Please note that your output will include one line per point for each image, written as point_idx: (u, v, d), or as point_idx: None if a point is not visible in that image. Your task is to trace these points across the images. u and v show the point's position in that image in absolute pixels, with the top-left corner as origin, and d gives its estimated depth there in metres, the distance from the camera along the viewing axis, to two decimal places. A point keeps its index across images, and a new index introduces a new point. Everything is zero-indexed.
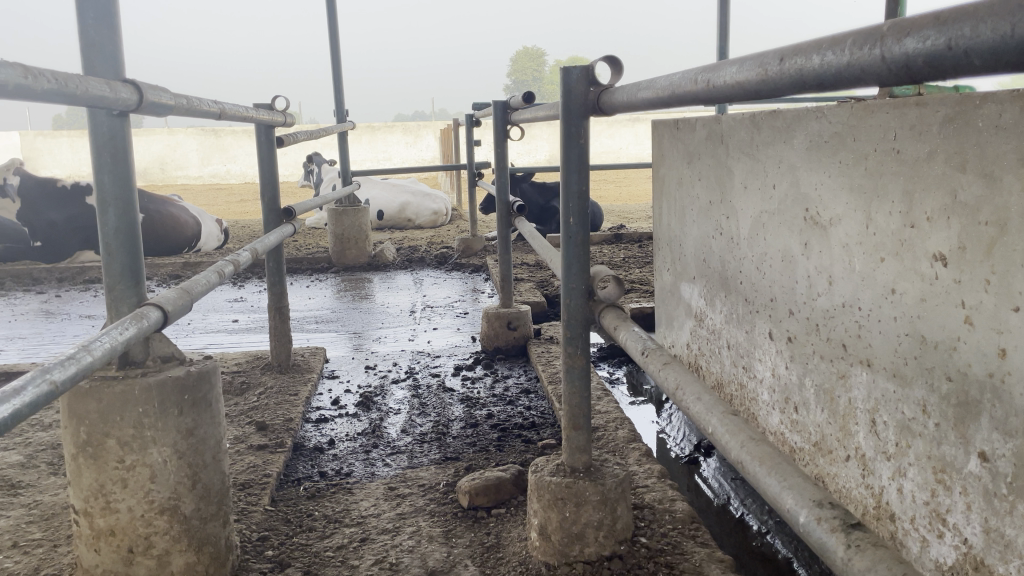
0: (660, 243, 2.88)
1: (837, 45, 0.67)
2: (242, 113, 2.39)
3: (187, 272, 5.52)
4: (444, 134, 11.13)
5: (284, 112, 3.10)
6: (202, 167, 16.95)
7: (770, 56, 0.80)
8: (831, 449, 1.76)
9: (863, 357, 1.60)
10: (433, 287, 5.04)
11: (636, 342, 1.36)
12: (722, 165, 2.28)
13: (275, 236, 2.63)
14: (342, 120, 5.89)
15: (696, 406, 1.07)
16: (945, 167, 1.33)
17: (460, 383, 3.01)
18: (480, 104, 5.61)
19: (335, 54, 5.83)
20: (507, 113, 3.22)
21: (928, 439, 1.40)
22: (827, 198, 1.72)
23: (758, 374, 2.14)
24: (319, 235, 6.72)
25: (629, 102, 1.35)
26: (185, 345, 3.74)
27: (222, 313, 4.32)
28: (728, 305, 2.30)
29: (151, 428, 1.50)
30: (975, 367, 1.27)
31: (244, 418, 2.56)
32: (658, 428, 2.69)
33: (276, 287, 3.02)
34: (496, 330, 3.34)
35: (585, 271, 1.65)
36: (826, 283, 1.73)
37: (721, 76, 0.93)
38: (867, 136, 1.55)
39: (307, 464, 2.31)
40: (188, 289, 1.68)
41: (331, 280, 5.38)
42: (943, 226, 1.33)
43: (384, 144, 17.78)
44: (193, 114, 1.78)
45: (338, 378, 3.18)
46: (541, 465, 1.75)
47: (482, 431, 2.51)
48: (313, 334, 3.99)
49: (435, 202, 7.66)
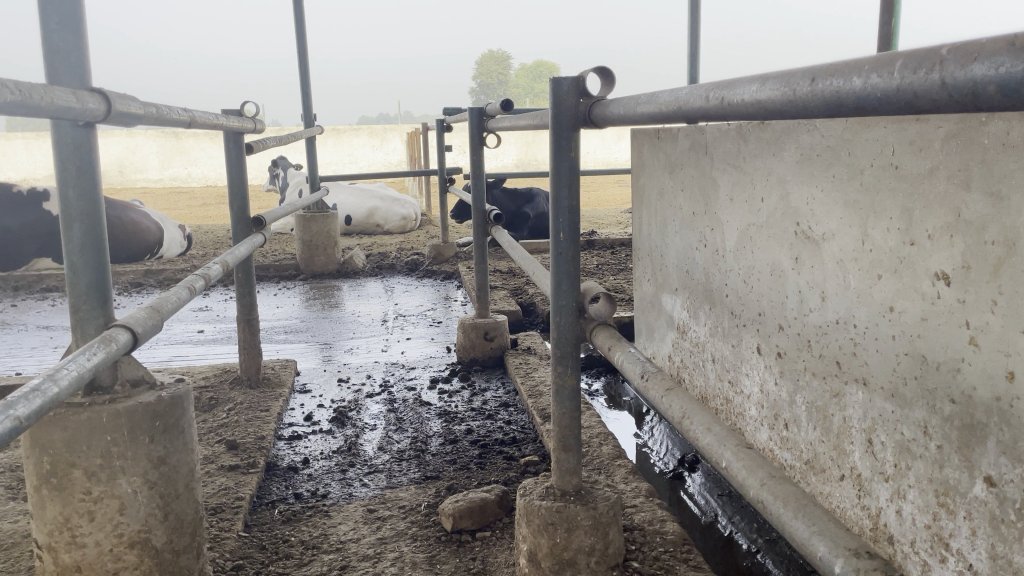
0: (640, 254, 2.84)
1: (883, 67, 0.63)
2: (212, 120, 2.30)
3: (149, 280, 5.36)
4: (411, 138, 11.03)
5: (253, 117, 3.00)
6: (162, 170, 16.63)
7: (799, 75, 0.75)
8: (824, 468, 1.74)
9: (859, 376, 1.57)
10: (404, 295, 4.96)
11: (634, 366, 1.31)
12: (706, 176, 2.25)
13: (246, 247, 2.54)
14: (310, 124, 5.78)
15: (706, 438, 1.02)
16: (947, 185, 1.30)
17: (437, 397, 2.94)
18: (450, 109, 5.54)
19: (302, 58, 5.72)
20: (483, 121, 3.16)
21: (930, 462, 1.37)
22: (819, 213, 1.69)
23: (745, 389, 2.11)
24: (285, 241, 6.59)
25: (627, 116, 1.30)
26: (149, 357, 3.61)
27: (187, 324, 4.20)
28: (713, 317, 2.26)
29: (120, 458, 1.41)
30: (981, 390, 1.24)
31: (214, 436, 2.47)
32: (640, 441, 2.65)
33: (245, 298, 2.92)
34: (472, 341, 3.27)
35: (575, 288, 1.60)
36: (819, 299, 1.70)
37: (739, 94, 0.88)
38: (863, 151, 1.52)
39: (281, 485, 2.23)
40: (158, 307, 1.59)
41: (299, 288, 5.27)
42: (946, 245, 1.30)
43: (350, 147, 17.61)
44: (162, 123, 1.69)
45: (310, 392, 3.09)
46: (530, 488, 1.69)
47: (462, 448, 2.44)
48: (283, 345, 3.89)
49: (404, 207, 7.57)
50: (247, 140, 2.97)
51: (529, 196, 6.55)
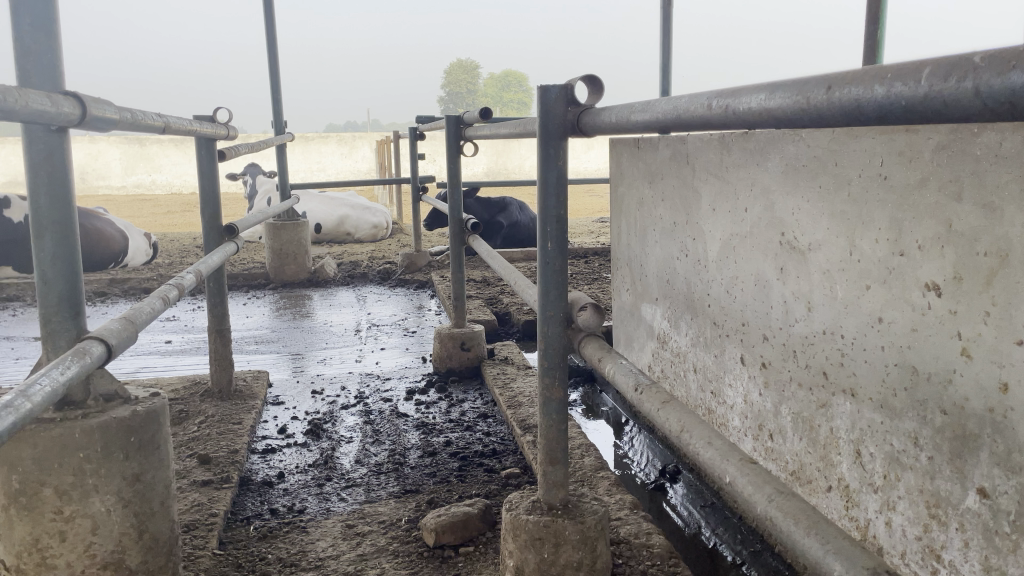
0: (619, 263, 2.83)
1: (907, 75, 0.61)
2: (185, 126, 2.24)
3: (114, 289, 5.24)
4: (380, 146, 10.98)
5: (226, 123, 2.94)
6: (125, 177, 16.36)
7: (813, 83, 0.74)
8: (810, 479, 1.74)
9: (847, 387, 1.57)
10: (376, 305, 4.90)
11: (626, 378, 1.29)
12: (687, 186, 2.24)
13: (218, 255, 2.48)
14: (280, 131, 5.70)
15: (707, 452, 1.00)
16: (938, 195, 1.30)
17: (414, 408, 2.90)
18: (424, 117, 5.51)
19: (272, 64, 5.64)
20: (460, 129, 3.13)
21: (921, 473, 1.37)
22: (804, 223, 1.69)
23: (728, 399, 2.10)
24: (254, 249, 6.50)
25: (619, 125, 1.28)
26: (115, 369, 3.52)
27: (154, 334, 4.10)
28: (695, 327, 2.25)
29: (93, 476, 1.36)
30: (973, 401, 1.24)
31: (185, 451, 2.40)
32: (620, 452, 2.63)
33: (217, 308, 2.85)
34: (449, 352, 3.24)
35: (563, 298, 1.57)
36: (805, 310, 1.70)
37: (744, 103, 0.87)
38: (850, 161, 1.53)
39: (255, 500, 2.17)
40: (132, 318, 1.53)
41: (269, 297, 5.19)
42: (936, 256, 1.30)
43: (318, 155, 17.49)
44: (137, 128, 1.64)
45: (283, 404, 3.02)
46: (516, 502, 1.66)
47: (441, 460, 2.41)
48: (254, 355, 3.81)
49: (374, 215, 7.50)
50: (219, 146, 2.91)
51: (501, 204, 6.54)
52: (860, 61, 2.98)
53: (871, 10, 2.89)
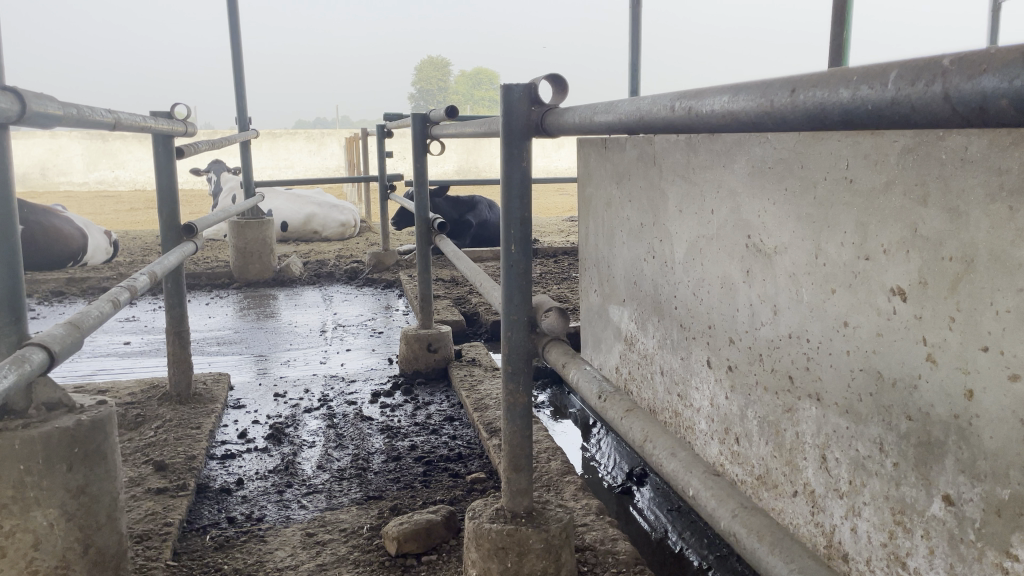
0: (586, 264, 2.80)
1: (874, 78, 0.59)
2: (140, 124, 2.17)
3: (72, 288, 5.11)
4: (349, 144, 10.89)
5: (185, 120, 2.87)
6: (87, 173, 16.06)
7: (777, 86, 0.71)
8: (776, 483, 1.72)
9: (812, 391, 1.56)
10: (343, 305, 4.83)
11: (590, 385, 1.26)
12: (654, 187, 2.22)
13: (175, 256, 2.41)
14: (244, 127, 5.60)
15: (670, 463, 0.98)
16: (903, 200, 1.28)
17: (379, 411, 2.85)
18: (392, 114, 5.45)
19: (236, 59, 5.54)
20: (426, 127, 3.08)
21: (886, 479, 1.36)
22: (770, 226, 1.67)
23: (694, 402, 2.08)
24: (218, 248, 6.39)
25: (583, 125, 1.25)
26: (70, 371, 3.42)
27: (112, 335, 4.00)
28: (662, 329, 2.23)
29: (34, 489, 1.29)
30: (938, 407, 1.23)
31: (140, 457, 2.33)
32: (587, 454, 2.60)
33: (175, 309, 2.78)
34: (415, 353, 3.19)
35: (527, 301, 1.54)
36: (771, 313, 1.68)
37: (708, 105, 0.84)
38: (816, 163, 1.51)
39: (212, 508, 2.11)
40: (78, 322, 1.47)
41: (233, 297, 5.10)
42: (901, 261, 1.29)
43: (286, 152, 17.31)
44: (84, 124, 1.58)
45: (244, 408, 2.96)
46: (479, 510, 1.63)
47: (406, 465, 2.36)
48: (215, 357, 3.73)
49: (342, 213, 7.42)
50: (178, 143, 2.83)
51: (470, 203, 6.50)
52: (827, 62, 2.99)
53: (837, 11, 2.89)
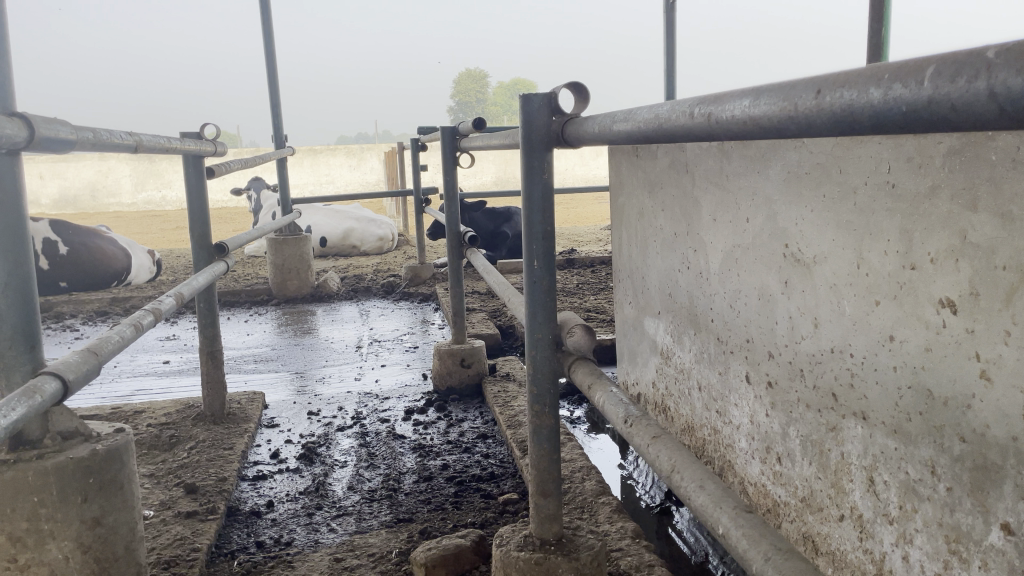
0: (620, 275, 2.73)
1: (909, 75, 0.52)
2: (167, 145, 2.16)
3: (115, 308, 5.19)
4: (387, 158, 10.98)
5: (214, 140, 2.87)
6: (136, 193, 16.48)
7: (801, 87, 0.64)
8: (821, 506, 1.63)
9: (858, 410, 1.47)
10: (379, 320, 4.82)
11: (615, 408, 1.19)
12: (687, 196, 2.14)
13: (205, 276, 2.40)
14: (281, 145, 5.65)
15: (699, 497, 0.91)
16: (951, 205, 1.20)
17: (412, 429, 2.81)
18: (425, 128, 5.44)
19: (272, 78, 5.59)
20: (455, 139, 3.03)
21: (939, 505, 1.27)
22: (809, 235, 1.58)
23: (734, 419, 1.99)
24: (258, 265, 6.46)
25: (603, 134, 1.19)
26: (110, 391, 3.45)
27: (152, 355, 4.04)
28: (698, 343, 2.15)
29: (49, 521, 1.27)
30: (994, 427, 1.13)
31: (171, 479, 2.31)
32: (625, 473, 2.52)
33: (207, 329, 2.78)
34: (448, 368, 3.15)
35: (552, 320, 1.48)
36: (812, 326, 1.59)
37: (728, 111, 0.77)
38: (855, 168, 1.42)
39: (242, 533, 2.08)
40: (96, 349, 1.45)
41: (271, 313, 5.13)
42: (951, 270, 1.20)
43: (327, 168, 17.53)
44: (102, 148, 1.56)
45: (278, 427, 2.94)
46: (508, 536, 1.58)
47: (437, 485, 2.31)
48: (251, 375, 3.74)
49: (380, 227, 7.44)
50: (208, 163, 2.83)
51: (507, 214, 6.46)
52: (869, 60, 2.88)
53: (876, 7, 2.79)
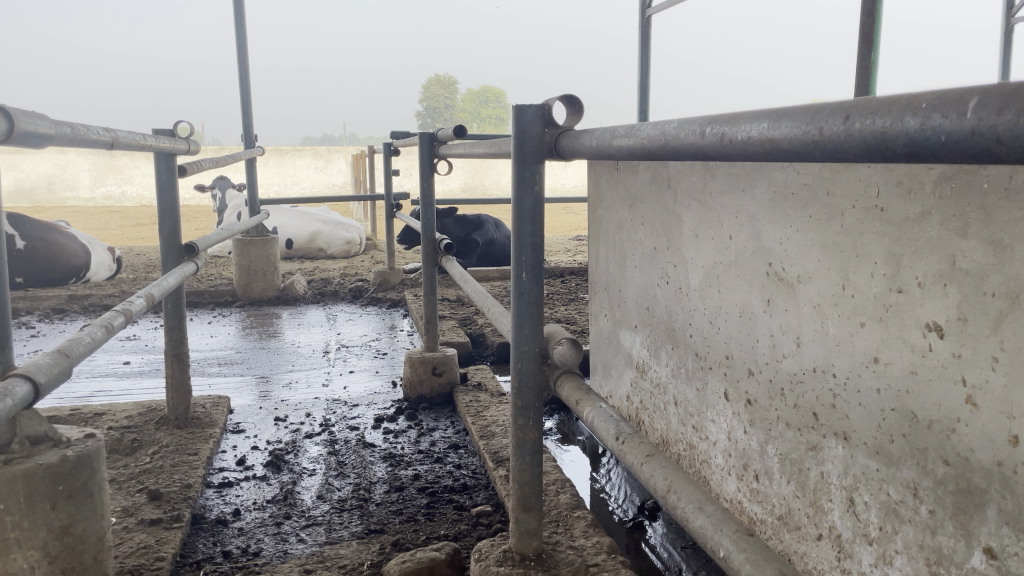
0: (596, 288, 2.72)
1: (950, 105, 0.52)
2: (141, 142, 2.11)
3: (72, 306, 5.05)
4: (355, 160, 10.90)
5: (188, 137, 2.81)
6: (94, 188, 16.12)
7: (827, 111, 0.64)
8: (799, 525, 1.64)
9: (839, 430, 1.48)
10: (346, 325, 4.76)
11: (606, 425, 1.18)
12: (668, 211, 2.14)
13: (175, 276, 2.35)
14: (250, 145, 5.56)
15: (698, 519, 0.90)
16: (941, 231, 1.21)
17: (382, 437, 2.77)
18: (399, 132, 5.39)
19: (243, 77, 5.50)
20: (434, 146, 3.01)
21: (920, 527, 1.28)
22: (793, 255, 1.59)
23: (710, 435, 2.00)
24: (222, 265, 6.34)
25: (601, 149, 1.18)
26: (68, 391, 3.35)
27: (112, 355, 3.94)
28: (675, 358, 2.15)
29: (15, 531, 1.22)
30: (980, 452, 1.15)
31: (134, 485, 2.25)
32: (597, 486, 2.51)
33: (174, 330, 2.71)
34: (419, 377, 3.11)
35: (539, 332, 1.46)
36: (794, 345, 1.60)
37: (743, 132, 0.77)
38: (843, 191, 1.44)
39: (207, 541, 2.03)
40: (66, 351, 1.40)
41: (236, 315, 5.04)
42: (938, 295, 1.21)
43: (293, 169, 17.35)
44: (78, 143, 1.51)
45: (243, 432, 2.88)
46: (486, 551, 1.56)
47: (408, 495, 2.28)
48: (216, 378, 3.66)
49: (347, 230, 7.37)
50: (180, 161, 2.76)
51: (477, 222, 6.45)
52: (854, 88, 2.94)
53: (865, 33, 2.91)
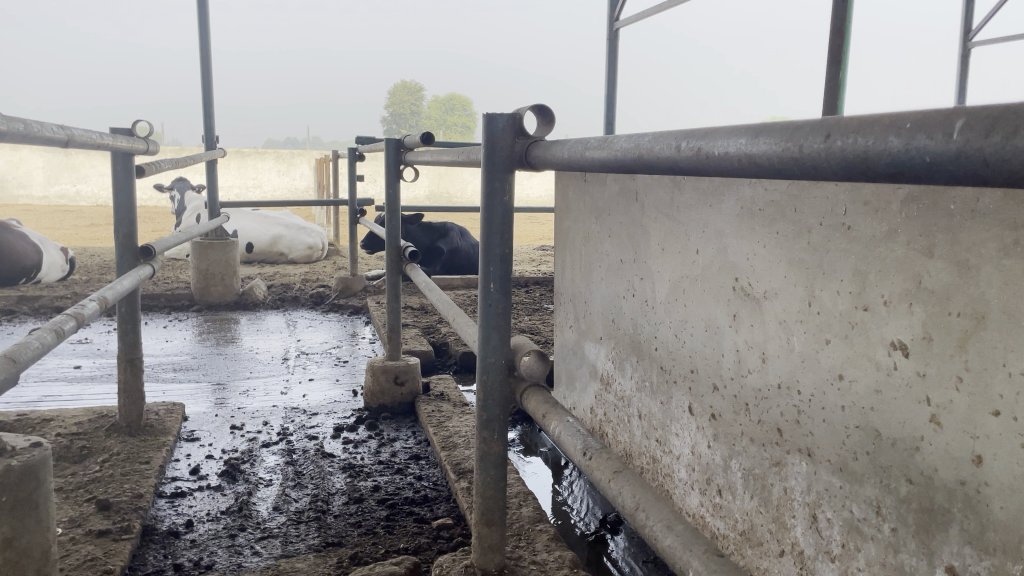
0: (562, 299, 2.71)
1: (935, 126, 0.51)
2: (98, 140, 2.05)
3: (22, 307, 4.89)
4: (318, 165, 10.81)
5: (147, 137, 2.74)
6: (47, 186, 15.74)
7: (807, 129, 0.63)
8: (761, 541, 1.64)
9: (802, 446, 1.48)
10: (307, 331, 4.70)
11: (574, 440, 1.16)
12: (635, 224, 2.14)
13: (130, 280, 2.28)
14: (212, 147, 5.47)
15: (667, 538, 0.89)
16: (906, 249, 1.22)
17: (341, 447, 2.72)
18: (364, 137, 5.35)
19: (206, 77, 5.40)
20: (400, 152, 2.98)
21: (883, 545, 1.29)
22: (759, 270, 1.60)
23: (674, 449, 1.99)
24: (180, 268, 6.22)
25: (574, 161, 1.17)
26: (15, 396, 3.24)
27: (63, 358, 3.82)
28: (640, 371, 2.14)
29: None
30: (943, 472, 1.15)
31: (82, 494, 2.17)
32: (559, 498, 2.49)
33: (128, 335, 2.63)
34: (381, 386, 3.07)
35: (506, 344, 1.44)
36: (758, 361, 1.60)
37: (720, 148, 0.76)
38: (810, 208, 1.45)
39: (158, 554, 1.96)
40: (13, 357, 1.34)
41: (193, 320, 4.94)
42: (904, 314, 1.22)
43: (255, 171, 17.15)
44: (32, 139, 1.46)
45: (198, 441, 2.81)
46: (447, 566, 1.54)
47: (368, 507, 2.24)
48: (170, 384, 3.57)
49: (310, 236, 7.29)
50: (138, 162, 2.69)
51: (442, 230, 6.42)
52: (823, 105, 3.02)
53: (834, 51, 2.99)
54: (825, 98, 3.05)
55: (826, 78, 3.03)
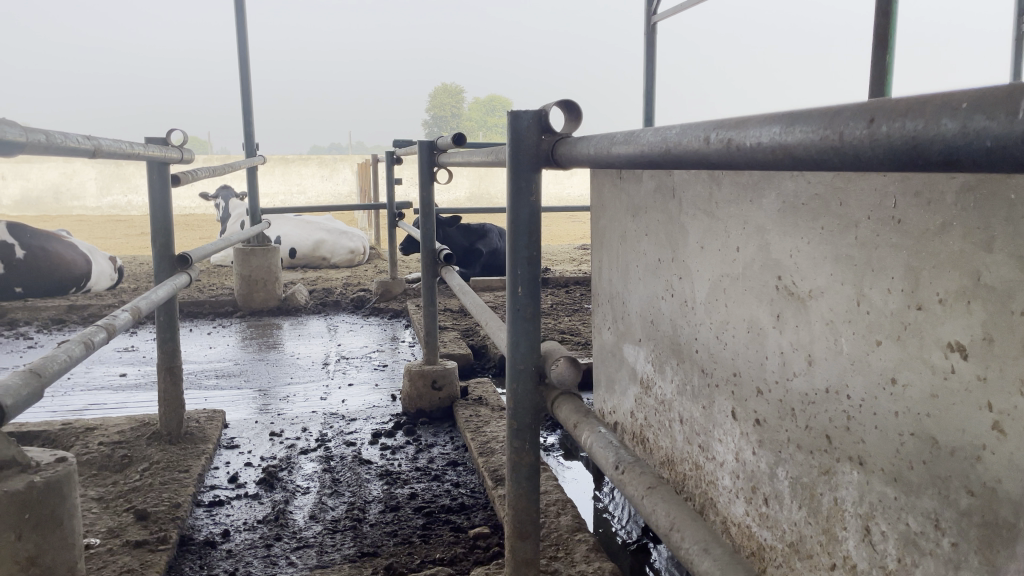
0: (600, 300, 2.64)
1: (997, 107, 0.44)
2: (129, 150, 2.04)
3: (71, 316, 4.99)
4: (360, 169, 10.88)
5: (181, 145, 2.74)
6: (100, 197, 16.18)
7: (847, 115, 0.57)
8: (812, 553, 1.56)
9: (854, 454, 1.39)
10: (347, 336, 4.70)
11: (606, 452, 1.10)
12: (673, 221, 2.07)
13: (165, 288, 2.28)
14: (252, 154, 5.51)
15: (703, 562, 0.83)
16: (964, 244, 1.13)
17: (379, 454, 2.70)
18: (401, 140, 5.33)
19: (245, 85, 5.45)
20: (433, 154, 2.93)
21: (943, 562, 1.20)
22: (804, 267, 1.51)
23: (717, 455, 1.92)
24: (224, 275, 6.29)
25: (602, 158, 1.11)
26: (61, 404, 3.28)
27: (109, 367, 3.87)
28: (681, 374, 2.07)
29: None
30: (1008, 483, 1.06)
31: (121, 504, 2.17)
32: (600, 505, 2.43)
33: (167, 343, 2.64)
34: (419, 390, 3.03)
35: (536, 350, 1.38)
36: (804, 363, 1.52)
37: (752, 138, 0.70)
38: (856, 201, 1.36)
39: (194, 565, 1.95)
40: (37, 370, 1.33)
41: (236, 326, 4.98)
42: (962, 313, 1.13)
43: (299, 178, 17.38)
44: (54, 150, 1.44)
45: (237, 448, 2.81)
46: None
47: (404, 515, 2.21)
48: (212, 390, 3.59)
49: (352, 239, 7.33)
50: (173, 171, 2.70)
51: (482, 231, 6.39)
52: (870, 90, 2.89)
53: (880, 33, 2.87)
54: (871, 84, 2.92)
55: (873, 62, 2.91)
